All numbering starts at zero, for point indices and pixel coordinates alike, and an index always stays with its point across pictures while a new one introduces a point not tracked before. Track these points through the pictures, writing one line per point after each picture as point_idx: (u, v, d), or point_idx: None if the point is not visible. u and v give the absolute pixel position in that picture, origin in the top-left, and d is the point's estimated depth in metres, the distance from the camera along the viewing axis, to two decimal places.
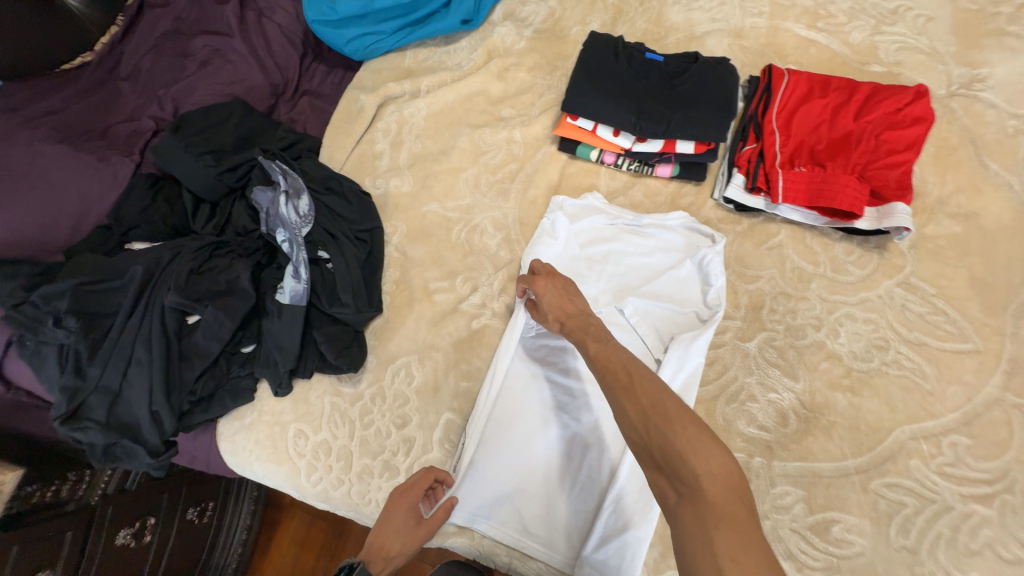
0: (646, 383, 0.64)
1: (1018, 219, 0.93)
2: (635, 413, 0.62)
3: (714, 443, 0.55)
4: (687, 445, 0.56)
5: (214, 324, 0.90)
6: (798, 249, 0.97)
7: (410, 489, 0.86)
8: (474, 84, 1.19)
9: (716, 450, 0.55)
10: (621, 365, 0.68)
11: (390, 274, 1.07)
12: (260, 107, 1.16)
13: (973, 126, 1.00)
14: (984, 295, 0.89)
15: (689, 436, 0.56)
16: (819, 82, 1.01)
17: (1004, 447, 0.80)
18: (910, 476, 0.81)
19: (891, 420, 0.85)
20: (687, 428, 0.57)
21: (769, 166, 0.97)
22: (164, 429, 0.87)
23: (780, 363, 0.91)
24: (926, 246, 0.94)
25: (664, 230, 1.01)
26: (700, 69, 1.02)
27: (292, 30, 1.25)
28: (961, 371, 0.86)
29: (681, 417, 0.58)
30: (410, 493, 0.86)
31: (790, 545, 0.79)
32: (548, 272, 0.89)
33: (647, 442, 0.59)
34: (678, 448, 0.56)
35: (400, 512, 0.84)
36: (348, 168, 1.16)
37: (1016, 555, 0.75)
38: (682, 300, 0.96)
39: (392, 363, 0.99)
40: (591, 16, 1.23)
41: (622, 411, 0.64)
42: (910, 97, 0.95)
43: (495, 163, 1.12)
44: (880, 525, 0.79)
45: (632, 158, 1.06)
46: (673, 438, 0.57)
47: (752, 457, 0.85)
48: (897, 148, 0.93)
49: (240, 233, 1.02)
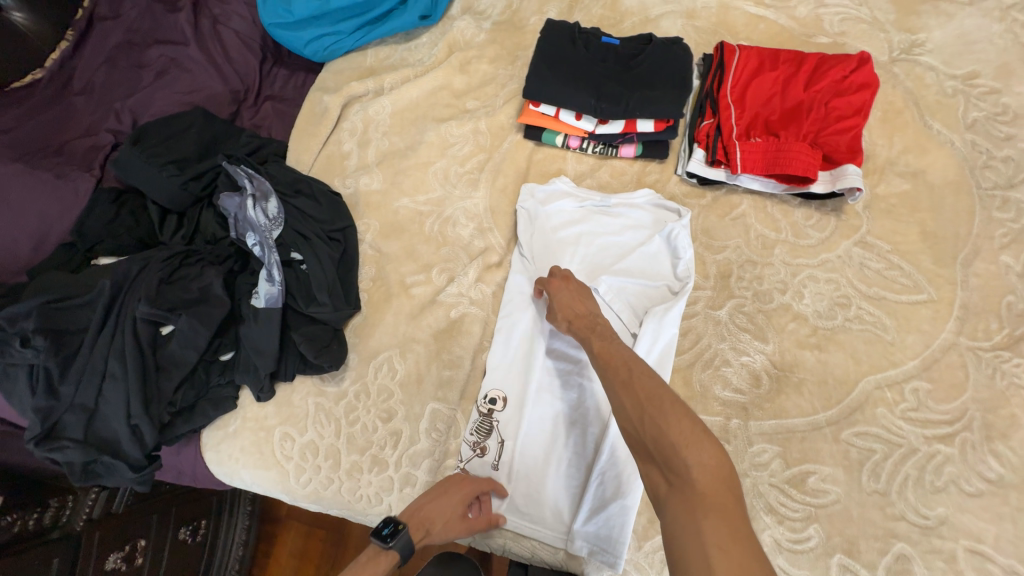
0: (645, 378, 0.66)
1: (961, 173, 0.98)
2: (633, 406, 0.64)
3: (706, 436, 0.57)
4: (679, 438, 0.57)
5: (189, 333, 0.90)
6: (760, 218, 1.01)
7: (469, 481, 0.86)
8: (436, 79, 1.20)
9: (709, 443, 0.57)
10: (622, 362, 0.71)
11: (366, 272, 1.07)
12: (222, 115, 1.15)
13: (915, 88, 1.05)
14: (935, 247, 0.94)
15: (682, 428, 0.58)
16: (769, 55, 1.04)
17: (961, 388, 0.85)
18: (878, 423, 0.85)
19: (857, 372, 0.89)
20: (681, 421, 0.59)
21: (727, 139, 1.00)
22: (145, 442, 0.86)
23: (750, 327, 0.94)
24: (879, 205, 0.98)
25: (632, 208, 1.04)
26: (654, 50, 1.05)
27: (249, 35, 1.23)
28: (918, 320, 0.90)
29: (675, 410, 0.60)
30: (470, 484, 0.85)
31: (770, 499, 0.83)
32: (563, 275, 0.90)
33: (643, 435, 0.62)
34: (671, 440, 0.58)
35: (456, 498, 0.83)
36: (316, 169, 1.16)
37: (977, 488, 0.80)
38: (653, 275, 0.98)
39: (374, 359, 0.99)
40: (548, 6, 1.25)
41: (620, 405, 0.66)
42: (855, 64, 0.99)
43: (463, 155, 1.13)
44: (852, 473, 0.83)
45: (596, 141, 1.08)
46: (666, 429, 0.59)
47: (730, 420, 0.88)
48: (845, 114, 0.97)
49: (211, 241, 1.02)
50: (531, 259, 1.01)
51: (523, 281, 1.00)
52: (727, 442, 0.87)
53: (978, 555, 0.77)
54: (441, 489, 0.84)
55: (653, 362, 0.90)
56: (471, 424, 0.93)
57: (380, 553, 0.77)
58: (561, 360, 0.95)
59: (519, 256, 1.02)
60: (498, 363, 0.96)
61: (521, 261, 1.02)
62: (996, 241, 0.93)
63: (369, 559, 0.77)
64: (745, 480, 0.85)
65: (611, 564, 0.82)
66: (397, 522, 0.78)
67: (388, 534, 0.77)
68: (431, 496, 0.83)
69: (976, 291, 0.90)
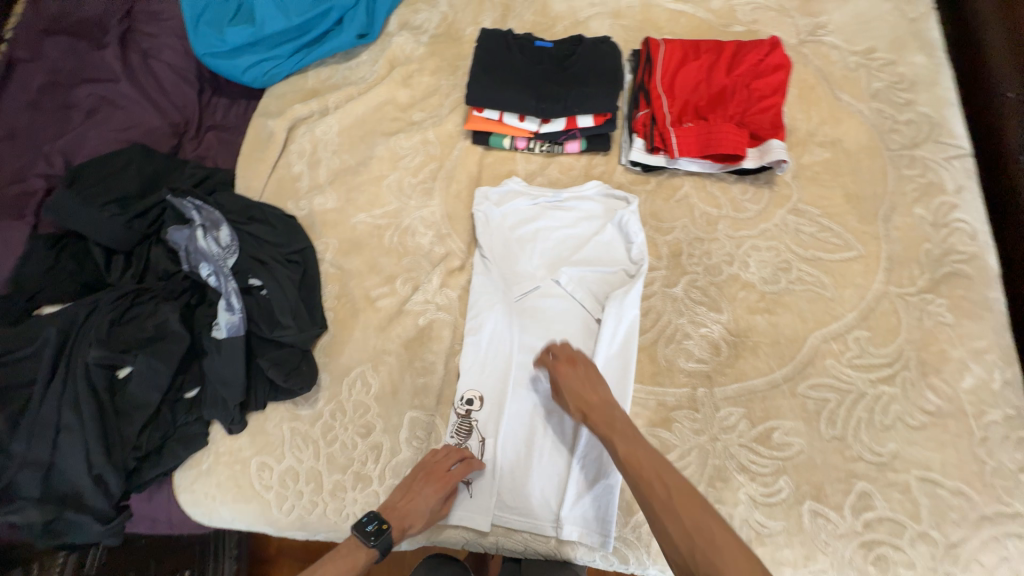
0: (686, 501, 0.67)
1: (873, 139, 1.08)
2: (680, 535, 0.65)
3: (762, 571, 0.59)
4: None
5: (148, 373, 0.87)
6: (702, 197, 1.07)
7: (447, 474, 0.86)
8: (381, 94, 1.22)
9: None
10: (654, 474, 0.71)
11: (330, 290, 1.06)
12: (163, 149, 1.13)
13: (823, 66, 1.15)
14: (858, 207, 1.03)
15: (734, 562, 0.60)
16: (691, 47, 1.12)
17: (896, 332, 0.93)
18: (828, 373, 0.91)
19: (804, 329, 0.95)
20: (732, 553, 0.61)
21: (662, 127, 1.06)
22: (111, 491, 0.83)
23: (705, 300, 0.99)
24: (805, 174, 1.06)
25: (583, 200, 1.08)
26: (586, 50, 1.11)
27: (183, 66, 1.22)
28: (852, 275, 0.98)
29: (724, 541, 0.62)
30: (448, 478, 0.85)
31: (741, 458, 0.88)
32: (568, 357, 0.88)
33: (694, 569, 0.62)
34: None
35: (432, 493, 0.84)
36: (267, 194, 1.15)
37: (921, 421, 0.87)
38: (610, 261, 1.03)
39: (347, 376, 0.99)
40: (482, 16, 1.29)
41: (664, 532, 0.66)
42: (768, 49, 1.08)
43: (415, 166, 1.15)
44: (812, 423, 0.89)
45: (542, 140, 1.12)
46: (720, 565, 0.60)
47: (696, 389, 0.93)
48: (765, 94, 1.05)
49: (163, 277, 0.98)
50: (493, 260, 1.02)
51: (488, 281, 1.01)
52: (696, 410, 0.92)
53: (929, 482, 0.84)
54: (419, 483, 0.85)
55: (619, 342, 0.94)
56: (451, 427, 0.94)
57: (360, 548, 0.80)
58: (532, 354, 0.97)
59: (481, 258, 1.04)
60: (471, 364, 0.97)
61: (483, 263, 1.03)
62: (909, 196, 1.02)
63: (345, 552, 0.79)
64: (717, 444, 0.89)
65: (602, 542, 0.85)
66: (381, 520, 0.80)
67: (371, 531, 0.79)
68: (409, 490, 0.84)
69: (898, 243, 0.99)
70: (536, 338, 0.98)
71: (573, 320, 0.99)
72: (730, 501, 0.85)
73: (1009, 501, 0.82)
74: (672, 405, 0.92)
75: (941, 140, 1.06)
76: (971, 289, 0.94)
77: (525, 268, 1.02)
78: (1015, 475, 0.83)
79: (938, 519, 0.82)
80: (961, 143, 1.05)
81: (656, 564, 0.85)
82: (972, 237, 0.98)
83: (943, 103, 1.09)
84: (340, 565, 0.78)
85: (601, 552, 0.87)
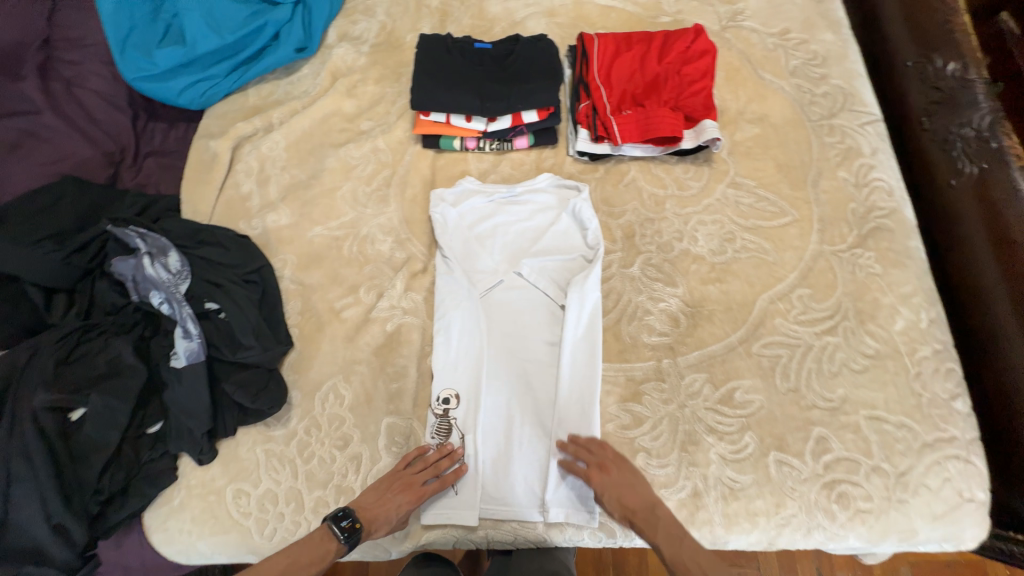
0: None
1: (796, 112, 1.16)
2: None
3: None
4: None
5: (103, 413, 0.83)
6: (648, 179, 1.13)
7: (422, 489, 0.86)
8: (326, 106, 1.21)
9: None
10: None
11: (292, 307, 1.05)
12: (99, 180, 1.08)
13: (745, 48, 1.23)
14: (789, 176, 1.10)
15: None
16: (623, 39, 1.18)
17: (833, 286, 1.00)
18: (778, 331, 0.98)
19: (753, 293, 1.01)
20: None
21: (604, 116, 1.11)
22: (74, 539, 0.79)
23: (661, 276, 1.04)
24: (739, 150, 1.14)
25: (537, 193, 1.10)
26: (524, 48, 1.15)
27: (113, 93, 1.17)
28: (789, 239, 1.05)
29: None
30: (421, 493, 0.85)
31: (709, 421, 0.93)
32: (600, 463, 0.85)
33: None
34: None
35: (403, 504, 0.84)
36: (217, 217, 1.12)
37: (862, 364, 0.95)
38: (568, 248, 1.06)
39: (318, 391, 0.97)
40: (420, 22, 1.31)
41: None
42: (693, 36, 1.14)
43: (368, 174, 1.15)
44: (768, 379, 0.95)
45: (491, 138, 1.15)
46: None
47: (661, 361, 0.98)
48: (695, 78, 1.11)
49: (111, 311, 0.94)
50: (454, 259, 1.03)
51: (452, 281, 1.02)
52: (663, 381, 0.96)
53: (876, 420, 0.91)
54: (395, 488, 0.85)
55: (584, 325, 0.97)
56: (429, 428, 0.94)
57: (331, 538, 0.79)
58: (503, 348, 0.99)
59: (443, 259, 1.05)
60: (444, 363, 0.98)
61: (446, 264, 1.04)
62: (833, 161, 1.11)
63: (316, 541, 0.78)
64: (685, 410, 0.94)
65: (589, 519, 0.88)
66: (356, 519, 0.80)
67: (343, 528, 0.79)
68: (384, 493, 0.84)
69: (827, 205, 1.07)
70: (506, 332, 1.00)
71: (539, 310, 1.01)
72: (703, 462, 0.90)
73: (946, 427, 0.91)
74: (641, 378, 0.96)
75: (855, 108, 1.16)
76: (894, 240, 1.03)
77: (488, 265, 1.04)
78: (947, 403, 0.92)
79: (887, 452, 0.89)
80: (872, 110, 1.15)
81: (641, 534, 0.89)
82: (890, 193, 1.07)
83: (853, 75, 1.19)
84: (309, 554, 0.77)
85: (588, 528, 0.90)
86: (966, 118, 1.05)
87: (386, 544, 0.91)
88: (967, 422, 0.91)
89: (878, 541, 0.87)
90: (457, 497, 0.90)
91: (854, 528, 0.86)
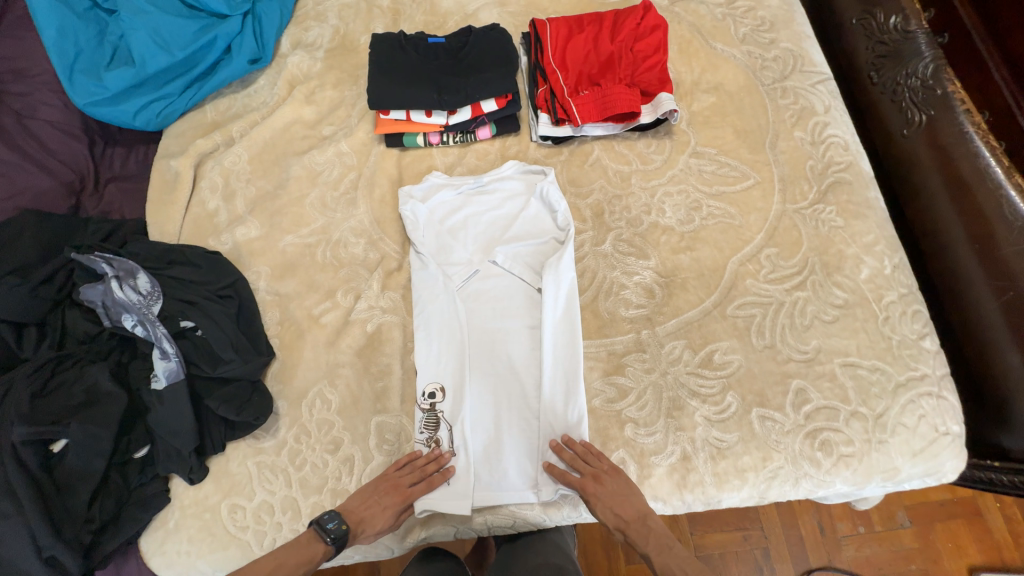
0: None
1: (749, 78, 1.18)
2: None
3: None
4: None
5: (86, 441, 0.83)
6: (611, 157, 1.14)
7: (409, 491, 0.87)
8: (285, 115, 1.20)
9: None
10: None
11: (271, 317, 1.04)
12: (60, 210, 1.06)
13: (695, 20, 1.25)
14: (748, 140, 1.13)
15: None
16: (575, 21, 1.19)
17: (799, 242, 1.03)
18: (751, 292, 1.00)
19: (723, 258, 1.04)
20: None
21: (562, 99, 1.12)
22: (69, 570, 0.79)
23: (632, 250, 1.06)
24: (698, 119, 1.16)
25: (504, 181, 1.11)
26: (477, 39, 1.15)
27: (66, 122, 1.15)
28: (753, 201, 1.07)
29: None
30: (407, 494, 0.86)
31: (691, 385, 0.95)
32: (594, 474, 0.86)
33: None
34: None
35: (389, 505, 0.85)
36: (186, 236, 1.11)
37: (833, 315, 0.98)
38: (540, 233, 1.07)
39: (304, 398, 0.97)
40: (373, 23, 1.31)
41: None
42: (642, 12, 1.16)
43: (334, 179, 1.15)
44: (745, 339, 0.97)
45: (454, 131, 1.15)
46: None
47: (640, 332, 0.99)
48: (648, 53, 1.13)
49: (84, 340, 0.93)
50: (428, 254, 1.04)
51: (428, 276, 1.03)
52: (644, 352, 0.98)
53: (850, 366, 0.94)
54: (382, 490, 0.86)
55: (562, 307, 0.98)
56: (418, 423, 0.94)
57: (317, 540, 0.80)
58: (484, 337, 1.00)
59: (417, 255, 1.05)
60: (427, 357, 0.98)
61: (420, 259, 1.04)
62: (788, 122, 1.14)
63: (303, 543, 0.80)
64: (668, 377, 0.96)
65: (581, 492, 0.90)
66: (341, 521, 0.81)
67: (330, 530, 0.80)
68: (371, 496, 0.86)
69: (786, 165, 1.10)
70: (485, 321, 1.01)
71: (517, 296, 1.02)
72: (689, 425, 0.92)
73: (917, 366, 0.94)
74: (622, 351, 0.98)
75: (806, 69, 1.18)
76: (853, 192, 1.06)
77: (462, 257, 1.05)
78: (916, 342, 0.95)
79: (864, 396, 0.92)
80: (822, 70, 1.18)
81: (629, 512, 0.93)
82: (845, 148, 1.10)
83: (801, 37, 1.22)
84: (296, 556, 0.79)
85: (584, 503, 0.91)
86: (912, 69, 1.09)
87: (388, 542, 0.92)
88: (936, 359, 0.94)
89: (863, 483, 0.90)
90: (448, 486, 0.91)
91: (839, 473, 0.89)
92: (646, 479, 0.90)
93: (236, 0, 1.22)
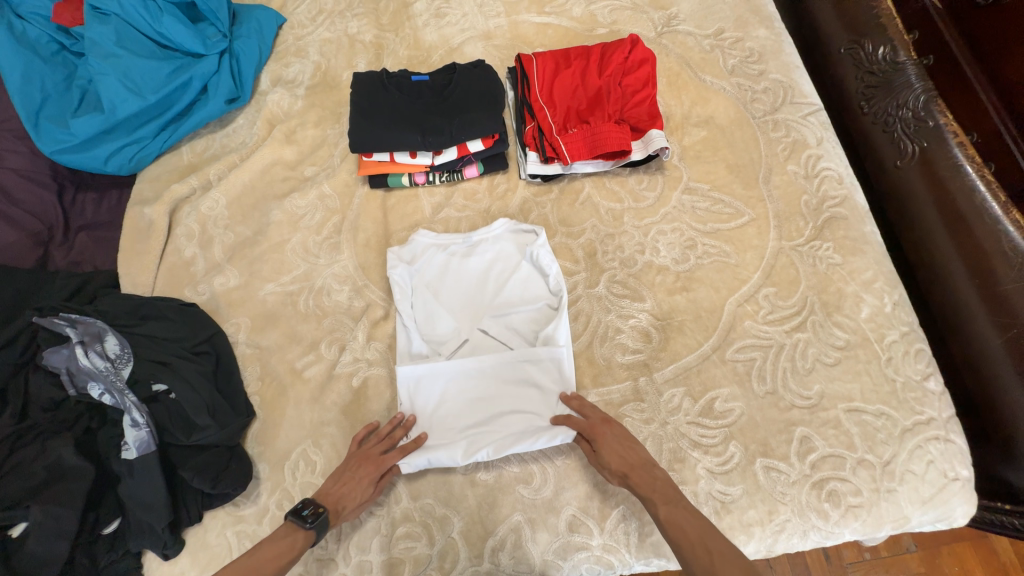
0: (729, 566, 0.67)
1: (738, 110, 1.17)
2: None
3: None
4: None
5: (48, 524, 0.77)
6: (603, 195, 1.12)
7: (383, 457, 0.86)
8: (265, 155, 1.16)
9: None
10: (697, 537, 0.72)
11: (251, 373, 0.99)
12: (27, 264, 1.00)
13: (683, 52, 1.25)
14: (741, 175, 1.11)
15: None
16: (562, 56, 1.16)
17: (796, 281, 1.01)
18: (749, 334, 0.98)
19: (720, 298, 1.01)
20: None
21: (550, 137, 1.09)
22: None
23: (627, 292, 1.03)
24: (690, 154, 1.14)
25: (494, 240, 1.06)
26: (461, 76, 1.13)
27: (33, 170, 1.08)
28: (748, 239, 1.05)
29: None
30: (387, 438, 0.89)
31: (692, 435, 0.91)
32: (603, 417, 0.87)
33: None
34: None
35: (364, 461, 0.85)
36: (161, 286, 1.07)
37: (834, 357, 0.95)
38: (532, 298, 1.02)
39: (287, 460, 0.92)
40: (355, 58, 1.27)
41: None
42: (630, 46, 1.13)
43: (317, 223, 1.11)
44: (745, 384, 0.94)
45: (440, 171, 1.12)
46: None
47: (637, 380, 0.96)
48: (637, 88, 1.10)
49: (49, 408, 0.87)
50: (415, 326, 0.99)
51: (414, 351, 0.97)
52: (642, 401, 0.94)
53: (855, 412, 0.91)
54: (372, 439, 0.89)
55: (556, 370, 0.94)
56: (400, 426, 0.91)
57: (296, 531, 0.77)
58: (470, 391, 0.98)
59: (403, 325, 0.99)
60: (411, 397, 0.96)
61: (406, 331, 0.99)
62: (781, 156, 1.12)
63: (281, 537, 0.77)
64: (668, 427, 0.92)
65: (582, 548, 0.86)
66: (318, 505, 0.79)
67: (307, 515, 0.78)
68: (343, 474, 0.84)
69: (780, 201, 1.08)
70: None
71: None
72: (691, 479, 0.88)
73: (922, 409, 0.90)
74: (619, 401, 0.95)
75: (796, 101, 1.17)
76: (850, 228, 1.04)
77: (449, 327, 0.99)
78: (921, 384, 0.92)
79: (870, 443, 0.89)
80: (813, 100, 1.16)
81: (639, 560, 0.85)
82: (839, 182, 1.08)
83: (791, 67, 1.20)
84: (272, 550, 0.75)
85: (586, 563, 0.85)
86: (902, 101, 1.07)
87: None
88: (942, 401, 0.91)
89: (873, 532, 0.86)
90: (427, 400, 0.93)
91: (848, 524, 0.85)
92: (649, 536, 0.86)
93: (212, 39, 1.18)
